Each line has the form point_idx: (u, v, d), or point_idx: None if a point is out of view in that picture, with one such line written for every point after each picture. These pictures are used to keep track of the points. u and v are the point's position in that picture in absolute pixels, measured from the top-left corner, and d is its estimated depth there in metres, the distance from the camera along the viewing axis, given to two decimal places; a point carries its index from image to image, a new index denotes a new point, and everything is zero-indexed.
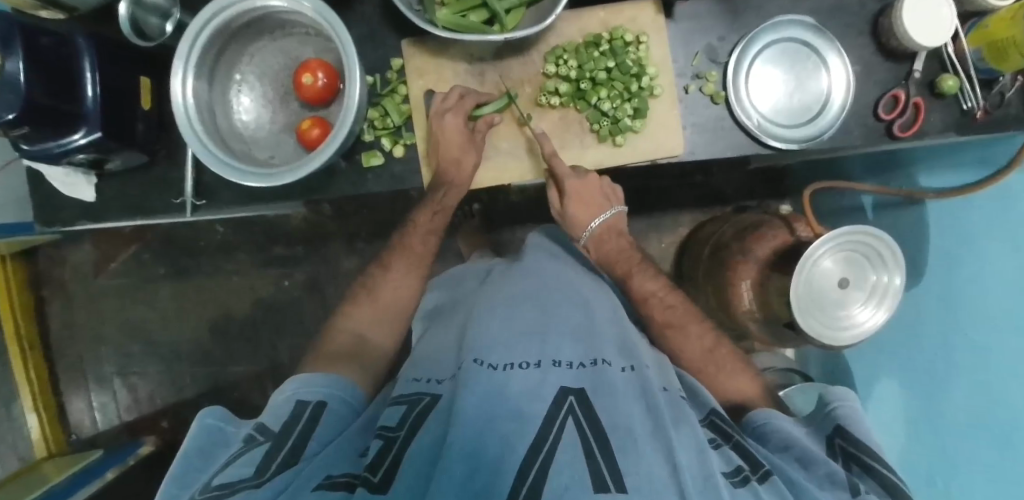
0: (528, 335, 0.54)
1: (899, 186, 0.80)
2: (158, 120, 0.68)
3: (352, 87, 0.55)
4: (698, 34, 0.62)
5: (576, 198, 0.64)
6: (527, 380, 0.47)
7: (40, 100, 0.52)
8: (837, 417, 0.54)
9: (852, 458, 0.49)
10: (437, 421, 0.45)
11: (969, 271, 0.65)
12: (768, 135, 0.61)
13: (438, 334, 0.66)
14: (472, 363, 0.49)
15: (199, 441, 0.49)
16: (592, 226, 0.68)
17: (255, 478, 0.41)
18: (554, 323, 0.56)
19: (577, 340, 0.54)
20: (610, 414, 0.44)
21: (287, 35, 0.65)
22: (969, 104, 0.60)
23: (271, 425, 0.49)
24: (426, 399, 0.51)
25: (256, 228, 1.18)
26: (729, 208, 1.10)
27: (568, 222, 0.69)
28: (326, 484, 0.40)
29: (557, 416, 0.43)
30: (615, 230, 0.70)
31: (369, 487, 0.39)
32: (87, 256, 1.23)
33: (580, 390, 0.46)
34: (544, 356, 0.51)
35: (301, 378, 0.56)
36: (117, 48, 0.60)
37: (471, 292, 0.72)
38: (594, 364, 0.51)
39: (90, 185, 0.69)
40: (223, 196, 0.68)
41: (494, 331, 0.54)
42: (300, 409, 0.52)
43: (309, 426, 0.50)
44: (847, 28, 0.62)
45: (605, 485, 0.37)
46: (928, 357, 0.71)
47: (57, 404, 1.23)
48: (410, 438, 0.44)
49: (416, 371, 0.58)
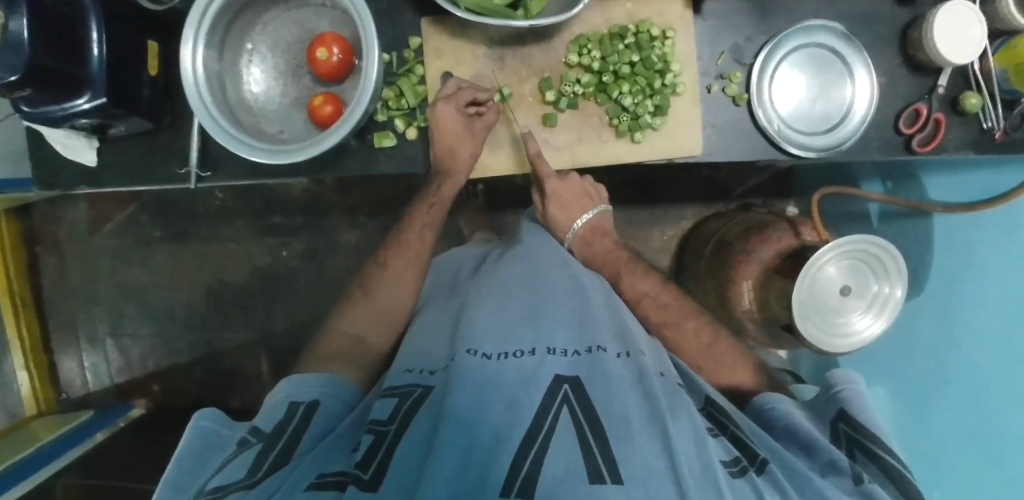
0: (521, 325, 0.54)
1: (908, 196, 0.80)
2: (163, 85, 0.66)
3: (370, 66, 0.53)
4: (726, 33, 0.60)
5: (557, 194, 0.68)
6: (521, 369, 0.48)
7: (47, 63, 0.51)
8: (842, 399, 0.55)
9: (856, 443, 0.51)
10: (427, 416, 0.46)
11: (972, 287, 0.67)
12: (788, 142, 0.60)
13: (433, 322, 0.65)
14: (466, 353, 0.50)
15: (195, 445, 0.49)
16: (576, 228, 0.72)
17: (248, 477, 0.42)
18: (550, 311, 0.56)
19: (570, 328, 0.54)
20: (605, 402, 0.45)
21: (302, 6, 0.63)
22: (990, 123, 0.60)
23: (263, 427, 0.49)
24: (419, 391, 0.51)
25: (257, 196, 1.17)
26: (734, 204, 1.10)
27: (552, 224, 0.73)
28: (317, 485, 0.41)
29: (551, 406, 0.44)
30: (600, 231, 0.74)
31: (360, 485, 0.38)
32: (81, 215, 1.21)
33: (574, 379, 0.47)
34: (538, 343, 0.51)
35: (296, 379, 0.56)
36: (125, 9, 0.58)
37: (466, 281, 0.72)
38: (589, 352, 0.51)
39: (91, 149, 0.68)
40: (229, 168, 0.67)
41: (488, 322, 0.55)
42: (294, 408, 0.52)
43: (303, 425, 0.50)
44: (876, 38, 0.61)
45: (600, 476, 0.37)
46: (918, 370, 0.74)
47: (47, 361, 1.23)
48: (401, 432, 0.45)
49: (409, 358, 0.58)
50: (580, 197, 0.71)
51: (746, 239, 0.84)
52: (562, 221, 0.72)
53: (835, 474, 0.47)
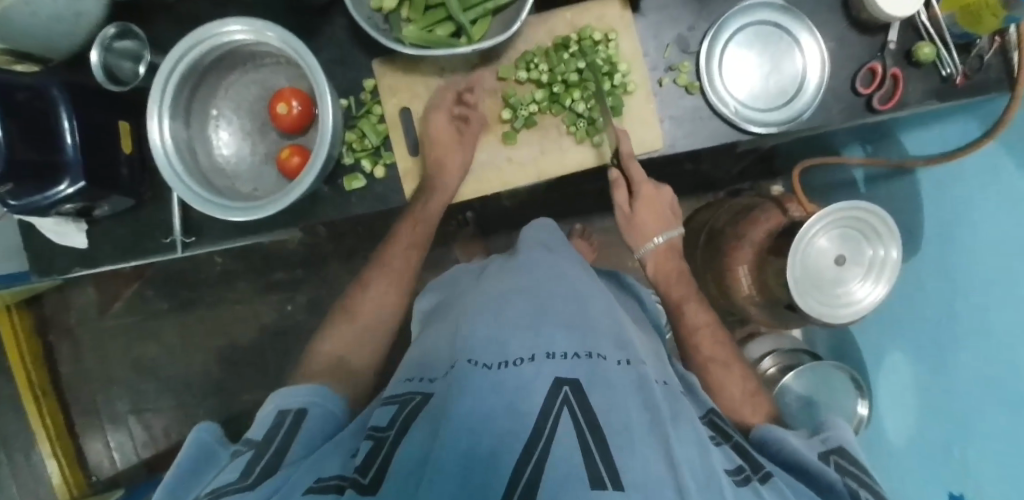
0: (520, 330, 0.51)
1: (889, 156, 0.80)
2: (140, 162, 0.69)
3: (325, 107, 0.55)
4: (669, 25, 0.61)
5: (648, 202, 0.67)
6: (520, 375, 0.45)
7: (20, 156, 0.53)
8: (837, 438, 0.51)
9: (847, 471, 0.47)
10: (425, 421, 0.43)
11: (965, 238, 0.65)
12: (748, 121, 0.60)
13: (433, 336, 0.61)
14: (467, 363, 0.48)
15: (194, 457, 0.47)
16: (655, 240, 0.69)
17: (241, 480, 0.41)
18: (547, 314, 0.53)
19: (569, 330, 0.51)
20: (608, 408, 0.42)
21: (259, 66, 0.66)
22: (948, 69, 0.61)
23: (253, 435, 0.48)
24: (418, 399, 0.49)
25: (255, 255, 1.19)
26: (722, 193, 1.09)
27: (633, 231, 0.69)
28: (316, 488, 0.39)
29: (552, 409, 0.41)
30: (675, 251, 0.71)
31: (359, 489, 0.37)
32: (90, 299, 1.24)
33: (574, 380, 0.44)
34: (536, 349, 0.48)
35: (283, 391, 0.55)
36: (92, 94, 0.61)
37: (469, 288, 0.69)
38: (590, 357, 0.48)
39: (79, 231, 0.70)
40: (211, 230, 0.68)
41: (484, 327, 0.52)
42: (283, 415, 0.51)
43: (292, 432, 0.49)
44: (817, 6, 0.62)
45: (601, 482, 0.35)
46: (933, 330, 0.71)
47: (74, 446, 1.24)
48: (401, 437, 0.42)
49: (411, 368, 0.57)
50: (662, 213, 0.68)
51: (735, 224, 0.83)
52: (643, 230, 0.69)
53: (835, 499, 0.45)
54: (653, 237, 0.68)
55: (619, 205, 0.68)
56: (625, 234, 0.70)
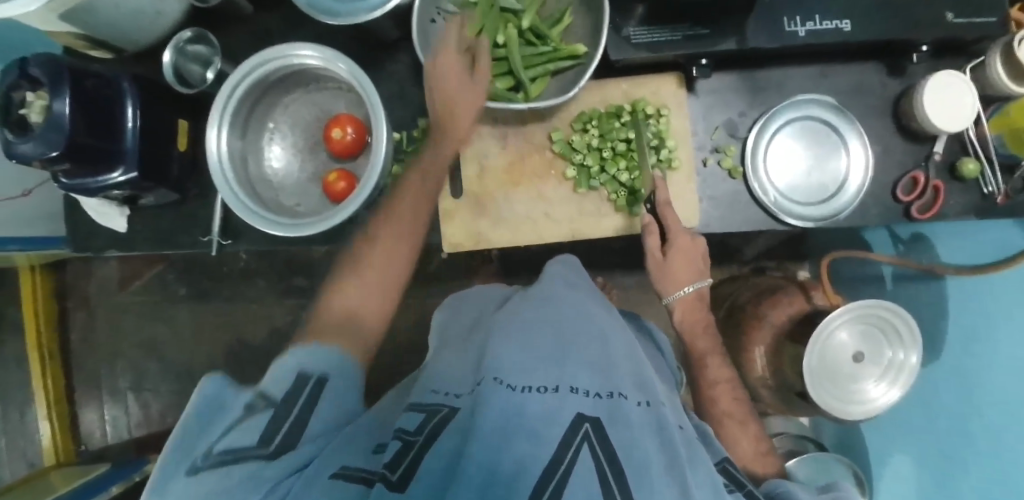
0: (545, 359, 0.45)
1: (918, 259, 0.80)
2: (192, 161, 0.71)
3: (379, 127, 0.57)
4: (720, 108, 0.63)
5: (682, 252, 0.60)
6: (542, 403, 0.39)
7: (81, 139, 0.56)
8: None
9: None
10: (455, 435, 0.38)
11: (980, 348, 0.67)
12: (785, 213, 0.61)
13: (449, 356, 0.57)
14: (492, 382, 0.42)
15: (200, 407, 0.42)
16: (685, 290, 0.62)
17: (261, 449, 0.39)
18: (573, 346, 0.47)
19: (594, 365, 0.45)
20: (626, 449, 0.36)
21: (320, 89, 0.68)
22: (990, 188, 0.61)
23: (271, 389, 0.45)
24: (445, 409, 0.44)
25: (279, 258, 1.21)
26: (748, 267, 1.07)
27: (662, 279, 0.62)
28: (343, 474, 0.37)
29: (572, 443, 0.36)
30: (702, 301, 0.65)
31: (389, 486, 0.34)
32: (112, 272, 1.26)
33: (596, 417, 0.38)
34: (561, 381, 0.42)
35: (302, 348, 0.49)
36: (158, 91, 0.64)
37: (489, 314, 0.63)
38: (612, 397, 0.41)
39: (121, 215, 0.72)
40: (248, 236, 0.70)
41: (506, 348, 0.46)
42: (301, 381, 0.46)
43: (309, 403, 0.44)
44: (868, 109, 0.63)
45: None
46: (940, 434, 0.71)
47: (71, 414, 1.26)
48: (430, 444, 0.38)
49: (432, 382, 0.51)
50: (693, 263, 0.61)
51: (757, 304, 0.82)
52: (676, 279, 0.62)
53: None
54: (685, 286, 0.62)
55: (649, 249, 0.61)
56: (655, 282, 0.63)
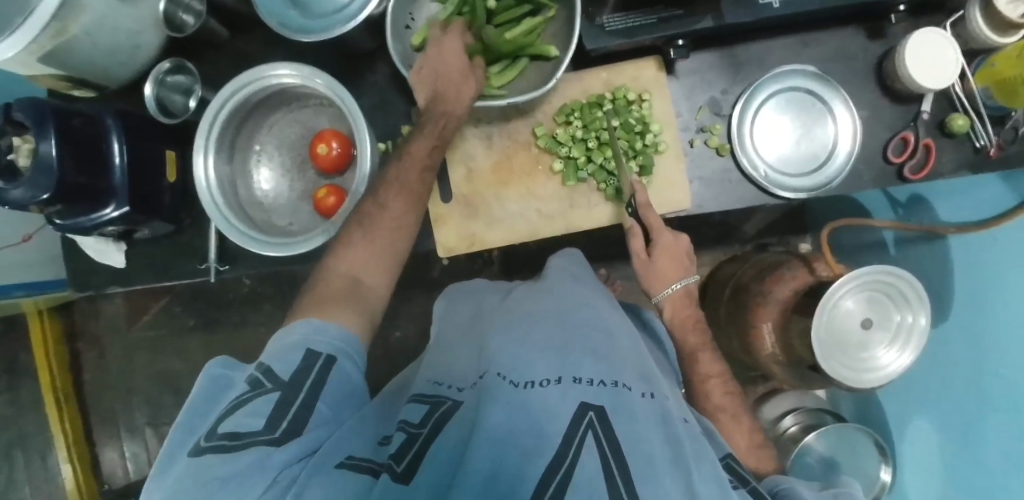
0: (547, 351, 0.44)
1: (920, 221, 0.79)
2: (183, 190, 0.71)
3: (363, 140, 0.58)
4: (701, 88, 0.63)
5: (666, 252, 0.60)
6: (545, 397, 0.38)
7: (71, 180, 0.56)
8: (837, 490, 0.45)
9: None
10: (458, 428, 0.39)
11: (990, 308, 0.65)
12: (777, 186, 0.61)
13: (448, 345, 0.58)
14: (496, 376, 0.42)
15: (207, 390, 0.45)
16: (672, 289, 0.62)
17: (268, 433, 0.39)
18: (577, 336, 0.46)
19: (598, 354, 0.45)
20: (632, 441, 0.36)
21: (302, 107, 0.68)
22: (982, 141, 0.60)
23: (280, 371, 0.44)
24: (448, 402, 0.44)
25: (282, 280, 1.22)
26: (751, 245, 1.06)
27: (647, 279, 0.62)
28: (350, 464, 0.38)
29: (575, 436, 0.35)
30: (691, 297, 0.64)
31: (393, 477, 0.35)
32: (118, 310, 1.27)
33: (600, 406, 0.38)
34: (564, 372, 0.42)
35: (314, 321, 0.49)
36: (143, 124, 0.64)
37: (493, 308, 0.61)
38: (616, 386, 0.41)
39: (119, 251, 0.72)
40: (245, 261, 0.71)
41: (509, 341, 0.46)
42: (311, 359, 0.46)
43: (320, 382, 0.44)
44: (852, 75, 0.62)
45: None
46: (959, 397, 0.70)
47: (91, 454, 1.27)
48: (433, 436, 0.39)
49: (433, 370, 0.52)
50: (678, 260, 0.61)
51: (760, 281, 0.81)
52: (661, 277, 0.61)
53: None
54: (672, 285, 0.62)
55: (634, 251, 0.61)
56: (643, 280, 0.63)
